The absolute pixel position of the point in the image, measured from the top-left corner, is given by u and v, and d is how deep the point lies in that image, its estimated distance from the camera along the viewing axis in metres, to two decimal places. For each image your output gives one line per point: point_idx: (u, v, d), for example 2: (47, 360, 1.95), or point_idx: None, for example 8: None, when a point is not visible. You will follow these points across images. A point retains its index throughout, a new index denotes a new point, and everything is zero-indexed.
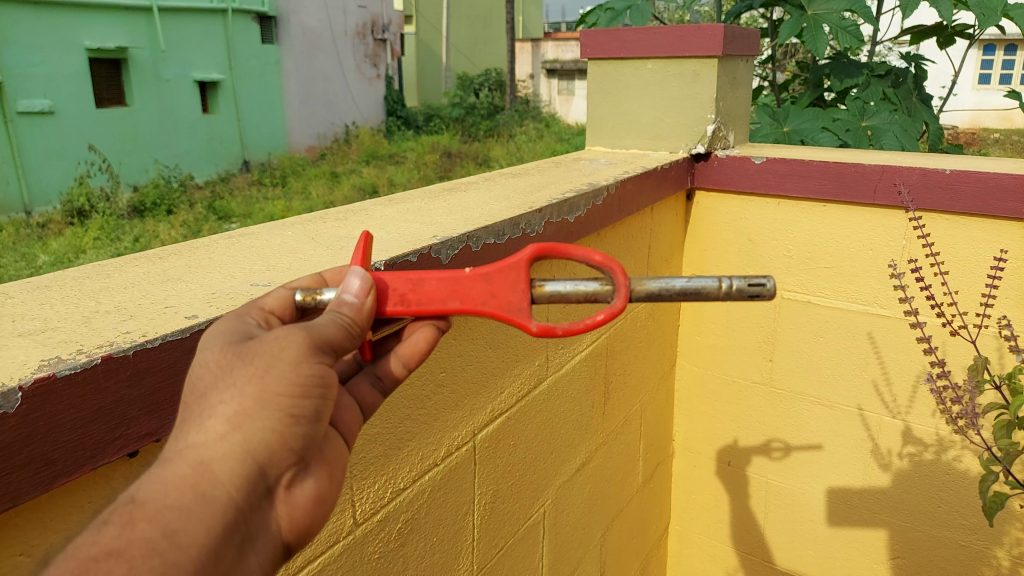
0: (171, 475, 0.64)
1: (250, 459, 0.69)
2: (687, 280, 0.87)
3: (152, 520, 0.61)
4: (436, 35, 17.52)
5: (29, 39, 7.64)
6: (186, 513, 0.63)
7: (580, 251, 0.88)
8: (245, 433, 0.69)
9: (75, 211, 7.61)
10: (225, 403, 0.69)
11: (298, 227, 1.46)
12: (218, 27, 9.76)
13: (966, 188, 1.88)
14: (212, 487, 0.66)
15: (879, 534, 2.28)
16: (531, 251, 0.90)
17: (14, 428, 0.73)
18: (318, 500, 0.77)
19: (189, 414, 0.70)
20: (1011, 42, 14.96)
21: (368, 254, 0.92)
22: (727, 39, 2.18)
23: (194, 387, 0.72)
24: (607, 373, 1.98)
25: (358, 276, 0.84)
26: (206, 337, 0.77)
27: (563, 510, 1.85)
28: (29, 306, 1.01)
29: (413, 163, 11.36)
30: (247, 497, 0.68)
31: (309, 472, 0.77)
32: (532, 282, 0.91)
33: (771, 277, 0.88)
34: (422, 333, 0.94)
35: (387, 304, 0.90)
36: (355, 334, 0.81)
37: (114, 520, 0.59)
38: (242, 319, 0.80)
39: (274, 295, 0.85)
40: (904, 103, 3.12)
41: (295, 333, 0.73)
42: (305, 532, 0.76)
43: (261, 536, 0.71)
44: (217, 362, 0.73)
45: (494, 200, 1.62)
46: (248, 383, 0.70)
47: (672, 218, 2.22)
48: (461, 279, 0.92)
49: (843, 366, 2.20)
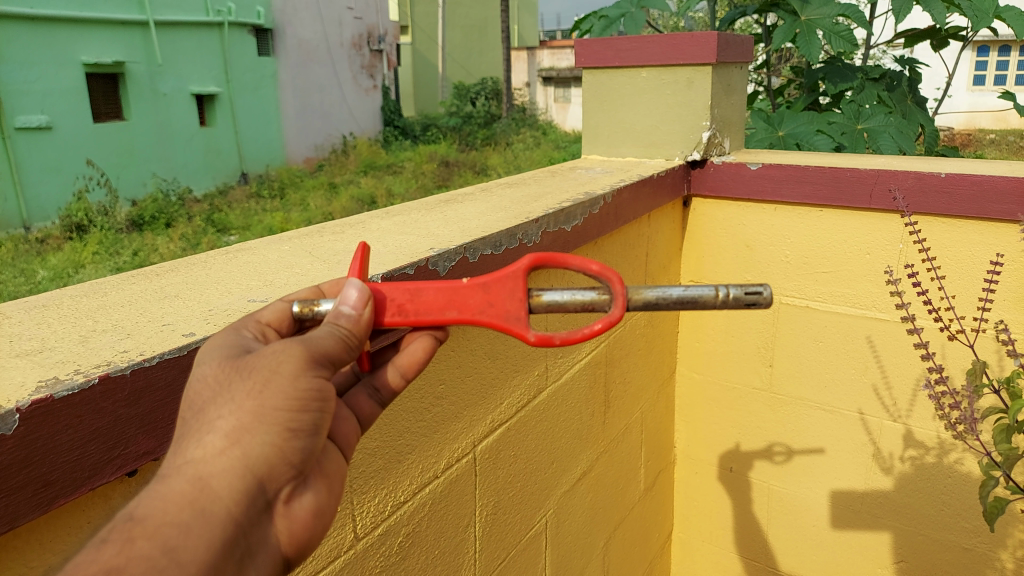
0: (171, 491, 0.64)
1: (249, 474, 0.68)
2: (684, 288, 0.87)
3: (152, 537, 0.60)
4: (432, 45, 17.61)
5: (26, 55, 7.65)
6: (186, 529, 0.63)
7: (577, 260, 0.87)
8: (244, 448, 0.69)
9: (74, 226, 7.62)
10: (224, 418, 0.69)
11: (295, 241, 1.47)
12: (214, 40, 9.78)
13: (962, 192, 1.89)
14: (211, 502, 0.65)
15: (882, 537, 2.27)
16: (528, 261, 0.90)
17: (12, 451, 0.73)
18: (318, 513, 0.77)
19: (187, 430, 0.70)
20: (1005, 43, 15.00)
21: (365, 264, 0.91)
22: (721, 46, 2.19)
23: (192, 402, 0.72)
24: (607, 381, 1.97)
25: (355, 288, 0.84)
26: (203, 352, 0.76)
27: (564, 520, 1.84)
28: (26, 326, 1.01)
29: (410, 173, 11.38)
30: (246, 512, 0.68)
31: (308, 485, 0.76)
32: (529, 291, 0.91)
33: (768, 284, 0.88)
34: (420, 342, 0.94)
35: (385, 314, 0.90)
36: (353, 345, 0.81)
37: (113, 538, 0.59)
38: (239, 333, 0.80)
39: (271, 308, 0.85)
40: (899, 106, 3.13)
41: (293, 347, 0.73)
42: (305, 546, 0.76)
43: (260, 551, 0.71)
44: (214, 376, 0.73)
45: (491, 211, 1.62)
46: (245, 398, 0.70)
47: (668, 225, 2.23)
48: (457, 288, 0.92)
49: (843, 371, 2.20)
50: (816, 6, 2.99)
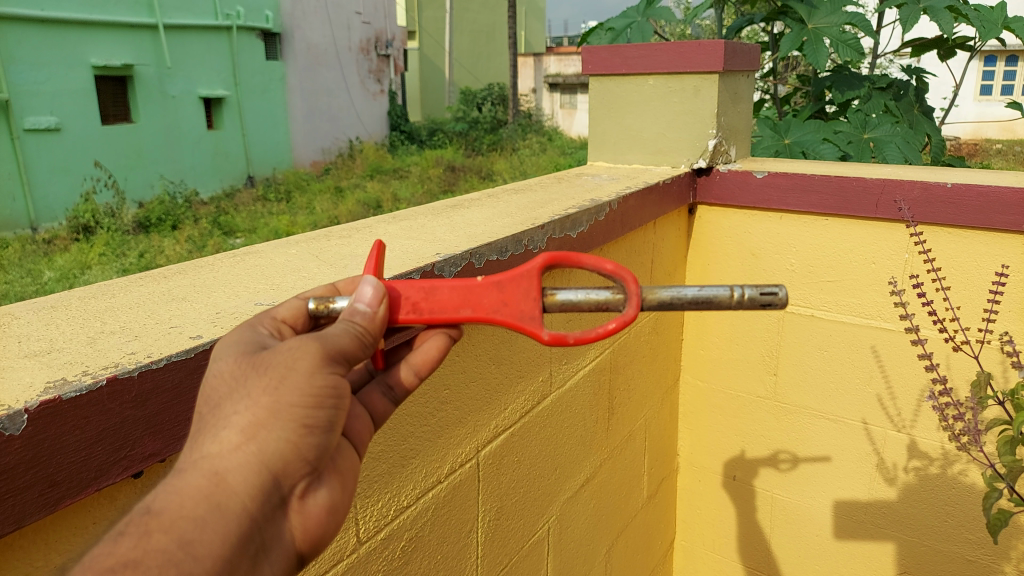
0: (188, 486, 0.65)
1: (265, 470, 0.69)
2: (698, 288, 0.87)
3: (168, 531, 0.61)
4: (439, 50, 17.67)
5: (36, 57, 7.69)
6: (202, 523, 0.63)
7: (592, 259, 0.87)
8: (259, 444, 0.69)
9: (81, 227, 7.69)
10: (240, 414, 0.70)
11: (303, 245, 1.47)
12: (222, 44, 9.83)
13: (968, 202, 1.89)
14: (226, 497, 0.66)
15: (886, 548, 2.26)
16: (543, 260, 0.90)
17: (19, 451, 0.74)
18: (332, 510, 0.77)
19: (203, 425, 0.70)
20: (1012, 52, 14.95)
21: (380, 263, 0.92)
22: (727, 54, 2.20)
23: (208, 398, 0.72)
24: (611, 388, 1.97)
25: (370, 285, 0.84)
26: (219, 347, 0.77)
27: (567, 527, 1.84)
28: (34, 327, 1.02)
29: (417, 177, 11.42)
30: (261, 508, 0.69)
31: (322, 482, 0.76)
32: (544, 290, 0.91)
33: (783, 286, 0.88)
34: (434, 341, 0.93)
35: (400, 312, 0.90)
36: (368, 343, 0.81)
37: (130, 531, 0.60)
38: (255, 330, 0.80)
39: (287, 305, 0.85)
40: (906, 115, 3.13)
41: (310, 344, 0.73)
42: (318, 542, 0.76)
43: (275, 546, 0.71)
44: (230, 372, 0.73)
45: (498, 217, 1.62)
46: (261, 395, 0.70)
47: (674, 233, 2.23)
48: (472, 287, 0.92)
49: (849, 381, 2.19)
50: (824, 14, 3.01)
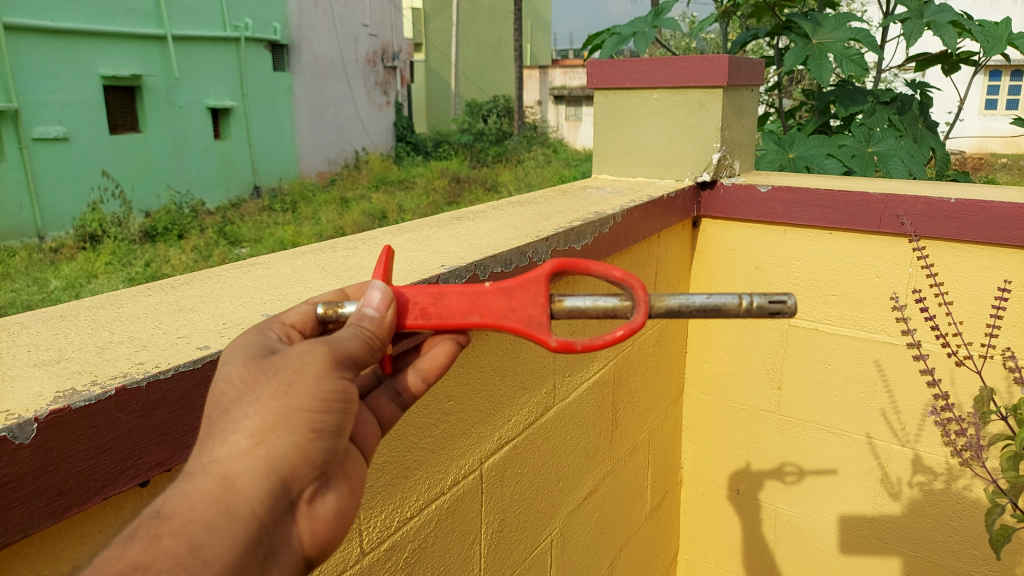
0: (196, 489, 0.65)
1: (273, 475, 0.69)
2: (707, 296, 0.87)
3: (178, 536, 0.62)
4: (445, 62, 17.78)
5: (46, 66, 7.74)
6: (211, 527, 0.64)
7: (600, 266, 0.87)
8: (269, 448, 0.70)
9: (87, 236, 7.74)
10: (249, 418, 0.70)
11: (308, 256, 1.48)
12: (230, 55, 9.92)
13: (971, 218, 1.89)
14: (236, 502, 0.67)
15: (891, 562, 2.25)
16: (551, 266, 0.90)
17: (27, 460, 0.75)
18: (339, 515, 0.77)
19: (212, 429, 0.71)
20: (1017, 68, 15.00)
21: (389, 268, 0.92)
22: (732, 69, 2.21)
23: (218, 401, 0.73)
24: (614, 401, 1.97)
25: (378, 289, 0.84)
26: (229, 351, 0.78)
27: (569, 540, 1.84)
28: (43, 336, 1.03)
29: (422, 188, 11.43)
30: (269, 512, 0.69)
31: (330, 486, 0.77)
32: (552, 296, 0.91)
33: (791, 294, 0.88)
34: (442, 347, 0.93)
35: (407, 317, 0.91)
36: (376, 347, 0.81)
37: (140, 535, 0.61)
38: (264, 334, 0.81)
39: (296, 310, 0.86)
40: (910, 130, 3.13)
41: (318, 347, 0.73)
42: (326, 547, 0.76)
43: (284, 551, 0.72)
44: (240, 376, 0.74)
45: (501, 229, 1.63)
46: (270, 399, 0.71)
47: (677, 245, 2.24)
48: (481, 293, 0.92)
49: (853, 395, 2.19)
50: (828, 30, 3.03)
